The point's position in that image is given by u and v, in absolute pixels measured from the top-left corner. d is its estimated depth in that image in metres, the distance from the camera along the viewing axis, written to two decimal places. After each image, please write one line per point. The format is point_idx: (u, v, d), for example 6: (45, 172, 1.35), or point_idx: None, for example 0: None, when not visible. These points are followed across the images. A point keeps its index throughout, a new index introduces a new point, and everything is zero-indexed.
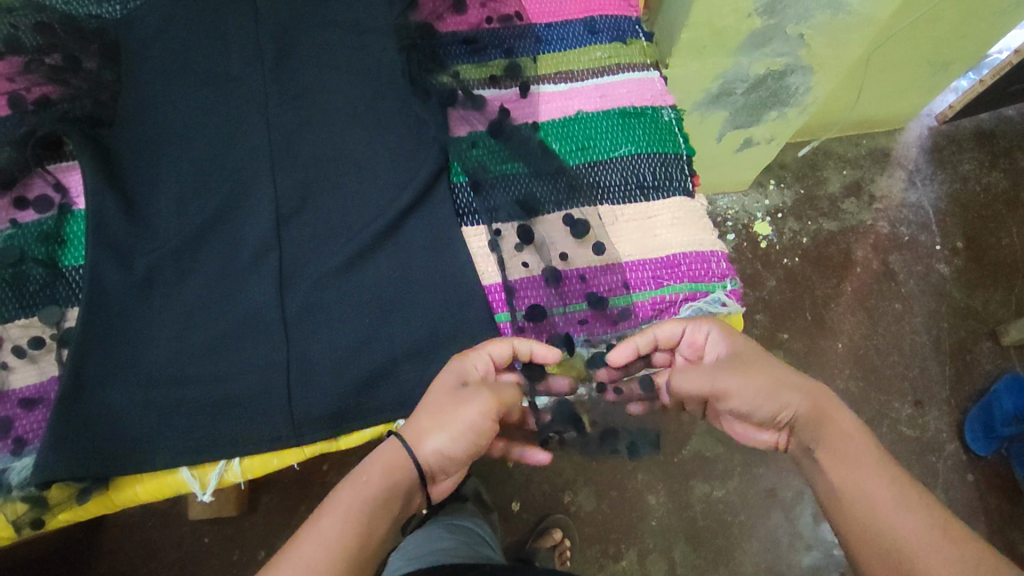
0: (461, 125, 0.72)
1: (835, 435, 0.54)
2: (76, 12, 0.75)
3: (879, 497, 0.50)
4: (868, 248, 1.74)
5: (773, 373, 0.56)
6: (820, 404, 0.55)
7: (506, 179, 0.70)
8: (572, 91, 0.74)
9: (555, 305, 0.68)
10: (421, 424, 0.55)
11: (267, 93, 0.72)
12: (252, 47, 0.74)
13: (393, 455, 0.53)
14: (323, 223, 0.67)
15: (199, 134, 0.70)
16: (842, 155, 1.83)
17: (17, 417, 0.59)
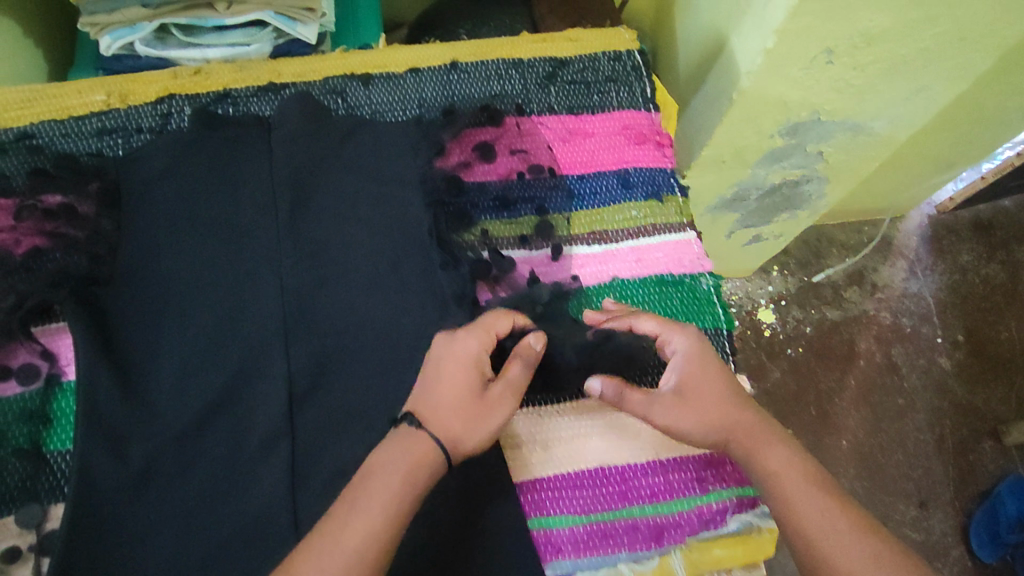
0: (489, 289, 0.68)
1: (758, 470, 0.58)
2: (76, 147, 0.71)
3: (823, 536, 0.53)
4: (872, 339, 1.70)
5: (720, 407, 0.60)
6: (759, 452, 0.58)
7: (541, 356, 0.66)
8: (607, 254, 0.72)
9: (595, 512, 0.63)
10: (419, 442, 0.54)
11: (281, 247, 0.68)
12: (267, 194, 0.69)
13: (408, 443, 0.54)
14: (342, 401, 0.62)
15: (206, 294, 0.65)
16: (843, 241, 1.81)
17: None
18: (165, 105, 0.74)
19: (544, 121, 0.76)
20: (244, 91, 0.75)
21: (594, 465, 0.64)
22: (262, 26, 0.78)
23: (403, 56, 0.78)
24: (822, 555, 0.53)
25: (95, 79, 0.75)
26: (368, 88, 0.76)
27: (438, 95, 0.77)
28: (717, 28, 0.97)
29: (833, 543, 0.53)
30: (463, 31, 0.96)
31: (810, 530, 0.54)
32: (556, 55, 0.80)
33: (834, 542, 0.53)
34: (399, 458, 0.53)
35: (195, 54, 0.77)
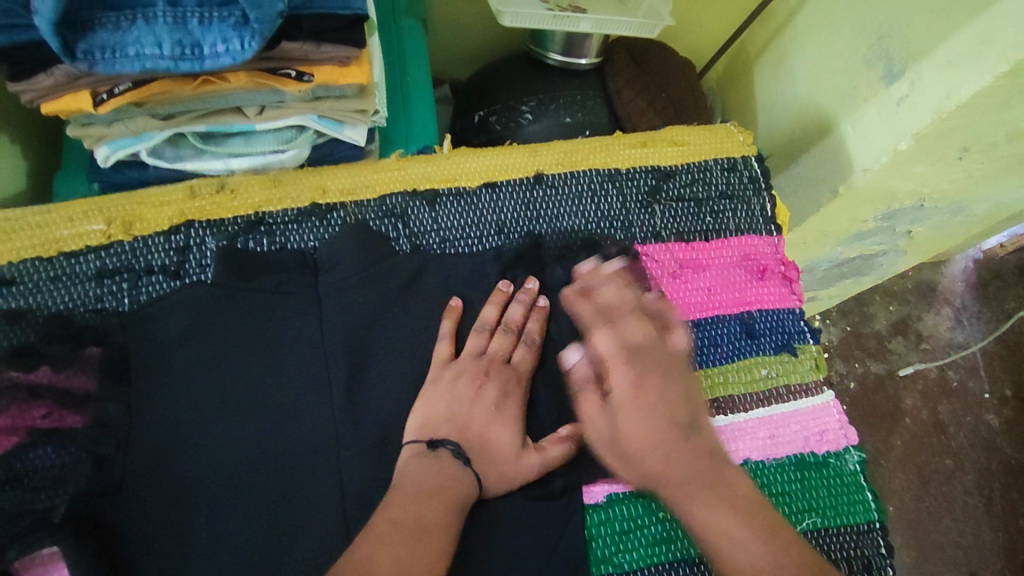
0: (599, 484, 0.55)
1: (648, 460, 0.50)
2: (69, 298, 0.56)
3: (740, 568, 0.45)
4: (920, 395, 1.26)
5: (631, 421, 0.52)
6: (678, 477, 0.49)
7: (660, 574, 0.53)
8: (770, 421, 0.59)
9: None
10: (445, 467, 0.50)
11: (336, 432, 0.54)
12: (318, 360, 0.56)
13: (432, 471, 0.50)
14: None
15: (240, 501, 0.51)
16: (887, 288, 1.33)
17: None
18: (180, 236, 0.59)
19: (650, 249, 0.63)
20: (280, 215, 0.61)
21: None
22: (300, 128, 0.62)
23: (477, 165, 0.64)
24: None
25: (91, 201, 0.59)
26: (434, 209, 0.62)
27: (520, 218, 0.63)
28: (817, 108, 0.85)
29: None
30: (527, 107, 0.81)
31: (726, 550, 0.46)
32: (659, 164, 0.66)
33: (742, 547, 0.45)
34: (437, 486, 0.49)
35: (216, 165, 0.61)
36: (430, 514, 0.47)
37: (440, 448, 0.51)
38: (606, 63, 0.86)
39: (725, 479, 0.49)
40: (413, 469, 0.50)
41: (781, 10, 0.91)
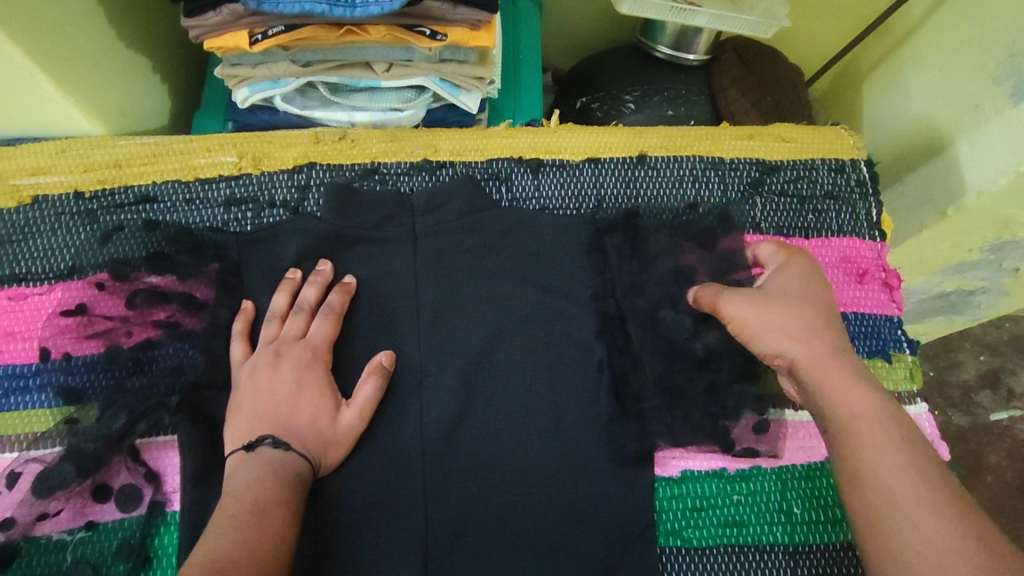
0: (674, 460, 0.55)
1: (825, 380, 0.48)
2: (201, 219, 0.61)
3: (876, 458, 0.44)
4: (1008, 454, 1.16)
5: (778, 313, 0.51)
6: (828, 369, 0.49)
7: (731, 556, 0.53)
8: None
9: None
10: (281, 456, 0.49)
11: (417, 369, 0.57)
12: (409, 301, 0.59)
13: (256, 463, 0.49)
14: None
15: None
16: (980, 336, 1.24)
17: None
18: (303, 175, 0.63)
19: (748, 239, 0.63)
20: (394, 167, 0.64)
21: None
22: (420, 90, 0.66)
23: (583, 141, 0.66)
24: (890, 522, 0.42)
25: (227, 136, 0.65)
26: (537, 177, 0.64)
27: (620, 194, 0.64)
28: (930, 125, 0.82)
29: (894, 488, 0.43)
30: (631, 96, 0.83)
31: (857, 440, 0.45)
32: (764, 158, 0.66)
33: (885, 473, 0.43)
34: (267, 478, 0.47)
35: (340, 117, 0.67)
36: (264, 497, 0.46)
37: (257, 446, 0.50)
38: (713, 62, 0.86)
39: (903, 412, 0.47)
40: (233, 475, 0.48)
41: (902, 24, 0.89)
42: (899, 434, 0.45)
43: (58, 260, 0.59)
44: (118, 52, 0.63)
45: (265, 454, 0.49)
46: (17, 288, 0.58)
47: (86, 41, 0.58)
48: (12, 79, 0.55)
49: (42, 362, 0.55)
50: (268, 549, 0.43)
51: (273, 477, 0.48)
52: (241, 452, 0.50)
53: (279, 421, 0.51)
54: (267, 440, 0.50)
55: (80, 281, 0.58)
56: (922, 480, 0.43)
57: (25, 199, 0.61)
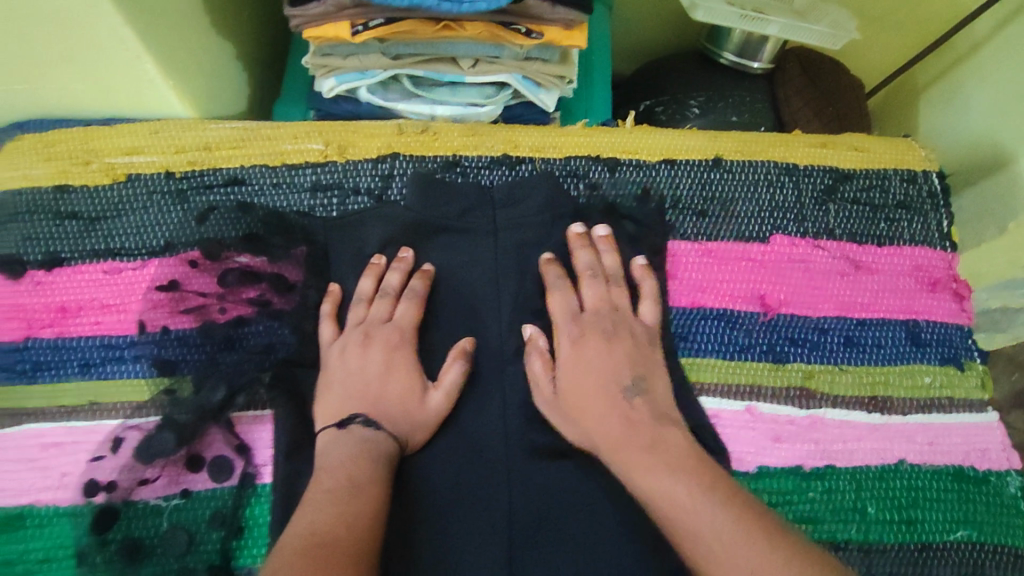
0: (750, 454, 0.56)
1: (628, 460, 0.49)
2: (288, 202, 0.63)
3: (679, 527, 0.44)
4: None
5: (598, 396, 0.53)
6: (628, 459, 0.49)
7: None
8: (962, 428, 0.58)
9: None
10: (372, 433, 0.51)
11: (498, 356, 0.58)
12: (490, 290, 0.60)
13: (348, 441, 0.50)
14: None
15: None
16: None
17: None
18: (386, 165, 0.65)
19: (820, 244, 0.64)
20: (475, 160, 0.66)
21: None
22: (501, 87, 0.68)
23: (660, 142, 0.67)
24: None
25: (313, 124, 0.67)
26: (614, 175, 0.65)
27: (695, 195, 0.65)
28: (993, 141, 0.82)
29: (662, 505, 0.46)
30: (695, 102, 0.84)
31: (663, 513, 0.46)
32: (838, 166, 0.67)
33: (703, 544, 0.42)
34: (360, 456, 0.49)
35: (423, 109, 0.68)
36: (357, 474, 0.48)
37: (350, 424, 0.51)
38: (777, 71, 0.87)
39: (671, 457, 0.49)
40: (326, 450, 0.50)
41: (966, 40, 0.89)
42: (705, 488, 0.46)
43: (151, 238, 0.61)
44: (210, 41, 0.65)
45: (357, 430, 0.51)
46: (112, 261, 0.60)
47: (184, 26, 0.60)
48: (121, 62, 0.57)
49: (139, 334, 0.57)
50: (365, 525, 0.44)
51: (365, 453, 0.49)
52: (333, 428, 0.52)
53: (370, 398, 0.53)
54: (358, 418, 0.52)
55: (173, 257, 0.60)
56: (710, 537, 0.43)
57: (119, 177, 0.63)
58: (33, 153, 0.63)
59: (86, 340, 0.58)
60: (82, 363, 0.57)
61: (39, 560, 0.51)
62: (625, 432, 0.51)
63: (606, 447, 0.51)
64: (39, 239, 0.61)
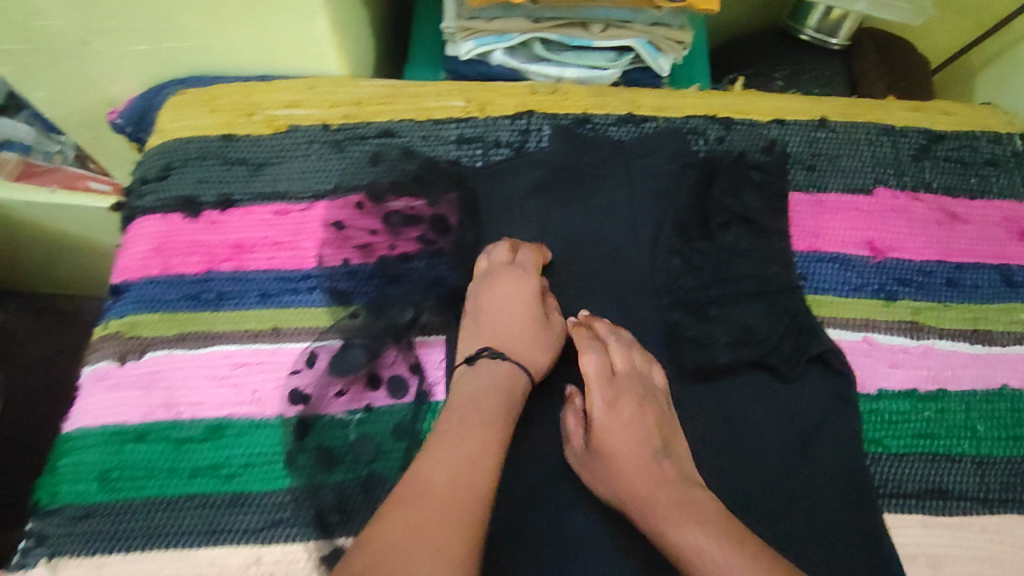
0: (871, 378, 0.63)
1: (659, 516, 0.49)
2: (437, 153, 0.69)
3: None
4: None
5: (635, 448, 0.53)
6: (660, 512, 0.49)
7: (925, 462, 0.60)
8: None
9: None
10: (495, 366, 0.56)
11: (640, 290, 0.64)
12: (628, 232, 0.66)
13: (476, 374, 0.55)
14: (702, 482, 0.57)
15: (563, 327, 0.62)
16: None
17: None
18: (523, 121, 0.70)
19: (919, 198, 0.71)
20: (604, 118, 0.71)
21: None
22: (623, 52, 0.73)
23: (769, 104, 0.74)
24: None
25: (453, 84, 0.72)
26: (731, 133, 0.71)
27: (804, 152, 0.72)
28: None
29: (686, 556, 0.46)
30: (779, 75, 0.90)
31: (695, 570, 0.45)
32: (931, 128, 0.74)
33: None
34: (488, 387, 0.54)
35: (552, 71, 0.74)
36: (489, 401, 0.52)
37: (477, 359, 0.56)
38: (853, 47, 0.94)
39: (704, 512, 0.48)
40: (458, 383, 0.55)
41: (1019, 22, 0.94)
42: (738, 542, 0.45)
43: (315, 183, 0.67)
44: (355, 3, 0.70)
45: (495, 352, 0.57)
46: (281, 204, 0.66)
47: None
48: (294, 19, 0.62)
49: (314, 268, 0.64)
50: (489, 444, 0.49)
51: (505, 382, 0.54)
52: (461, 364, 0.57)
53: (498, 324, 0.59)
54: (485, 352, 0.57)
55: (340, 200, 0.66)
56: None
57: (280, 127, 0.68)
58: (199, 106, 0.69)
59: (263, 272, 0.63)
60: (260, 293, 0.63)
61: (242, 464, 0.57)
62: (659, 489, 0.50)
63: (633, 503, 0.51)
64: (213, 183, 0.66)
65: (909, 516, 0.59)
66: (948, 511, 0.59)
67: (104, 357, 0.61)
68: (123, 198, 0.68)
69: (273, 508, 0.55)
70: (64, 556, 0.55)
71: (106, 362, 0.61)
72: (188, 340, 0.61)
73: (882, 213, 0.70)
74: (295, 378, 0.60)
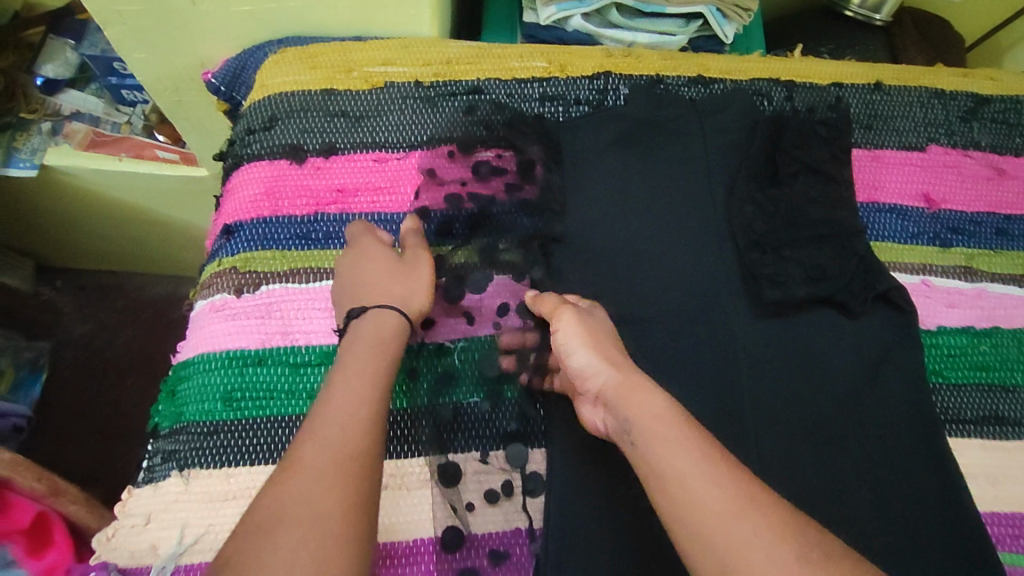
0: (932, 315, 0.68)
1: (639, 399, 0.51)
2: (523, 109, 0.74)
3: (682, 475, 0.46)
4: None
5: (604, 348, 0.55)
6: (629, 390, 0.52)
7: (983, 390, 0.65)
8: None
9: (1005, 551, 0.59)
10: (380, 314, 0.57)
11: (716, 234, 0.68)
12: (705, 181, 0.70)
13: (362, 328, 0.56)
14: (779, 405, 0.62)
15: (647, 266, 0.67)
16: None
17: (486, 571, 0.56)
18: (601, 81, 0.75)
19: (969, 154, 0.76)
20: (675, 79, 0.77)
21: (987, 506, 0.61)
22: (691, 20, 0.80)
23: (827, 69, 0.79)
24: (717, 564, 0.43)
25: (534, 47, 0.78)
26: (794, 94, 0.77)
27: (862, 112, 0.77)
28: None
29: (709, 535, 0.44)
30: (826, 50, 0.96)
31: (658, 449, 0.48)
32: (978, 93, 0.79)
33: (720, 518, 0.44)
34: (379, 337, 0.55)
35: (625, 36, 0.79)
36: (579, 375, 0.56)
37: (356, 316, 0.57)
38: (894, 24, 0.99)
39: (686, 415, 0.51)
40: (348, 343, 0.55)
41: None
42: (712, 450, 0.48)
43: (412, 133, 0.71)
44: None
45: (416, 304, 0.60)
46: (380, 152, 0.70)
47: None
48: None
49: (415, 211, 0.69)
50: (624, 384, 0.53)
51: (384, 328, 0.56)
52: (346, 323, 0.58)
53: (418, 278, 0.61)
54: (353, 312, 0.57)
55: (435, 150, 0.71)
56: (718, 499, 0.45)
57: (377, 83, 0.73)
58: (301, 63, 0.74)
59: (368, 215, 0.68)
60: None
61: None
62: (649, 388, 0.52)
63: (610, 395, 0.53)
64: (316, 132, 0.71)
65: (971, 438, 0.64)
66: (1006, 434, 0.64)
67: (221, 290, 0.64)
68: (229, 146, 0.72)
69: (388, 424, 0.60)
70: (195, 468, 0.57)
71: (223, 294, 0.64)
72: (300, 275, 0.65)
73: (935, 169, 0.75)
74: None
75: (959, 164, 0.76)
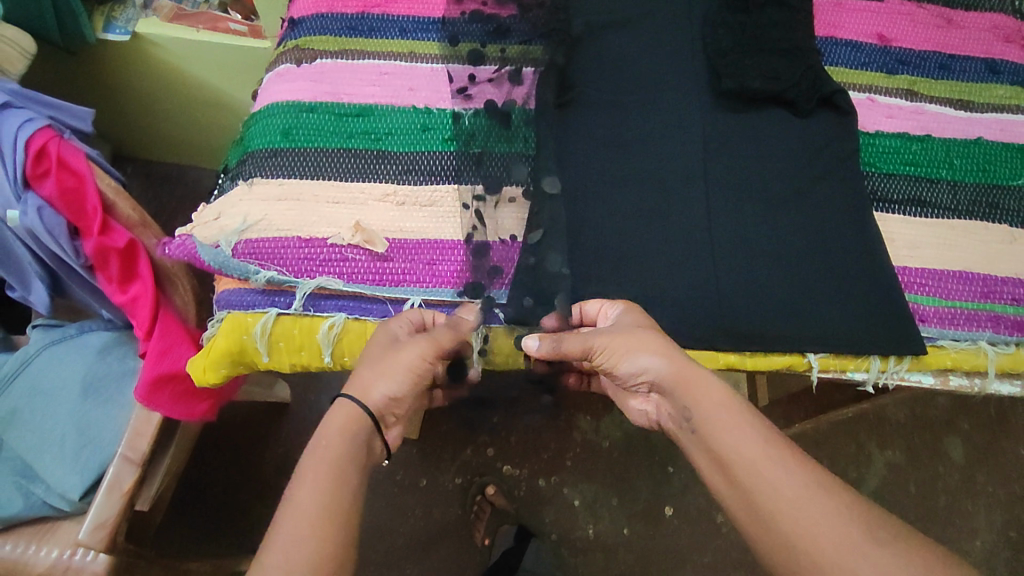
0: (872, 122, 0.80)
1: (698, 390, 0.61)
2: None
3: (760, 465, 0.56)
4: None
5: (645, 341, 0.62)
6: (685, 379, 0.61)
7: (908, 180, 0.77)
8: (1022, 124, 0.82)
9: (909, 293, 0.72)
10: (354, 413, 0.59)
11: (689, 50, 0.81)
12: (684, 9, 0.83)
13: (336, 416, 0.59)
14: (728, 179, 0.75)
15: (629, 70, 0.80)
16: None
17: (471, 262, 0.72)
18: None
19: (923, 5, 0.87)
20: None
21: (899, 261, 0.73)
22: None
23: None
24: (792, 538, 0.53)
25: None
26: None
27: None
28: None
29: (784, 518, 0.54)
30: None
31: (731, 437, 0.58)
32: None
33: (793, 496, 0.54)
34: (352, 422, 0.59)
35: None
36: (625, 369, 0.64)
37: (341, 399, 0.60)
38: None
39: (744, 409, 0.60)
40: (330, 421, 0.59)
41: None
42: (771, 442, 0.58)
43: None
44: None
45: (387, 393, 0.61)
46: None
47: None
48: None
49: (443, 17, 0.83)
50: (682, 384, 0.61)
51: (355, 423, 0.59)
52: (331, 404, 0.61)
53: (395, 366, 0.62)
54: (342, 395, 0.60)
55: None
56: (788, 479, 0.55)
57: None
58: None
59: (403, 18, 0.83)
60: (400, 30, 0.82)
61: (386, 132, 0.76)
62: (703, 380, 0.61)
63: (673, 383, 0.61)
64: None
65: (893, 213, 0.76)
66: (925, 214, 0.76)
67: (285, 62, 0.80)
68: None
69: (406, 160, 0.75)
70: (257, 179, 0.73)
71: (286, 64, 0.80)
72: (347, 54, 0.80)
73: (892, 15, 0.86)
74: (426, 85, 0.79)
75: (913, 13, 0.87)
